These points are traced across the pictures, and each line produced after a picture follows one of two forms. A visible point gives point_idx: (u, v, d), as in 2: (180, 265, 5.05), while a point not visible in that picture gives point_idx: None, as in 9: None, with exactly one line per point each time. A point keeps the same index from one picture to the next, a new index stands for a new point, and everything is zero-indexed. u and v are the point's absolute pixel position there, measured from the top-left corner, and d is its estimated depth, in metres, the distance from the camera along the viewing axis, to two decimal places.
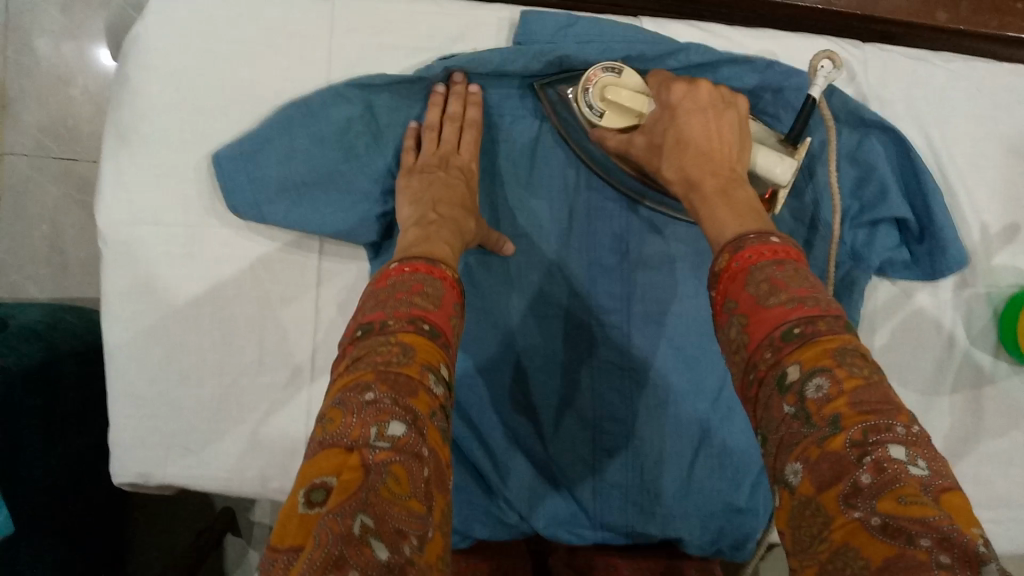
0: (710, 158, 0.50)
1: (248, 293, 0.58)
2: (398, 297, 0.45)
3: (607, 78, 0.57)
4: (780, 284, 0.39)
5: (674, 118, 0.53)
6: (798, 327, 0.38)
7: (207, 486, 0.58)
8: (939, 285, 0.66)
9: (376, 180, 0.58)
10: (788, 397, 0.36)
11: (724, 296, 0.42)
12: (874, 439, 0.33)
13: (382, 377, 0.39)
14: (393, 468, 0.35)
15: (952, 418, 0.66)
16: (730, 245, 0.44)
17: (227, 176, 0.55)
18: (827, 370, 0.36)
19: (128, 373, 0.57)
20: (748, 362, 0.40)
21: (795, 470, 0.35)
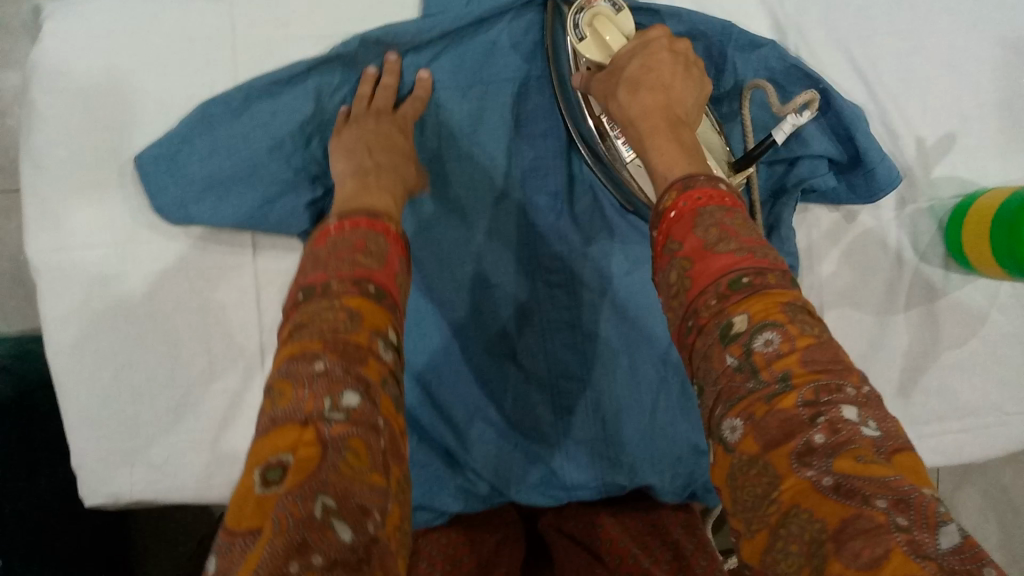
0: (667, 90, 0.51)
1: (189, 303, 0.64)
2: (342, 254, 0.44)
3: (603, 7, 0.56)
4: (729, 233, 0.40)
5: (646, 51, 0.53)
6: (747, 278, 0.37)
7: (176, 496, 0.65)
8: (880, 205, 0.66)
9: (302, 170, 0.62)
10: (733, 349, 0.36)
11: (666, 239, 0.42)
12: (826, 398, 0.33)
13: (328, 345, 0.38)
14: (351, 441, 0.35)
15: (908, 334, 0.66)
16: (680, 184, 0.43)
17: (151, 180, 0.61)
18: (778, 325, 0.35)
19: (79, 397, 0.63)
20: (689, 312, 0.39)
21: (733, 424, 0.34)
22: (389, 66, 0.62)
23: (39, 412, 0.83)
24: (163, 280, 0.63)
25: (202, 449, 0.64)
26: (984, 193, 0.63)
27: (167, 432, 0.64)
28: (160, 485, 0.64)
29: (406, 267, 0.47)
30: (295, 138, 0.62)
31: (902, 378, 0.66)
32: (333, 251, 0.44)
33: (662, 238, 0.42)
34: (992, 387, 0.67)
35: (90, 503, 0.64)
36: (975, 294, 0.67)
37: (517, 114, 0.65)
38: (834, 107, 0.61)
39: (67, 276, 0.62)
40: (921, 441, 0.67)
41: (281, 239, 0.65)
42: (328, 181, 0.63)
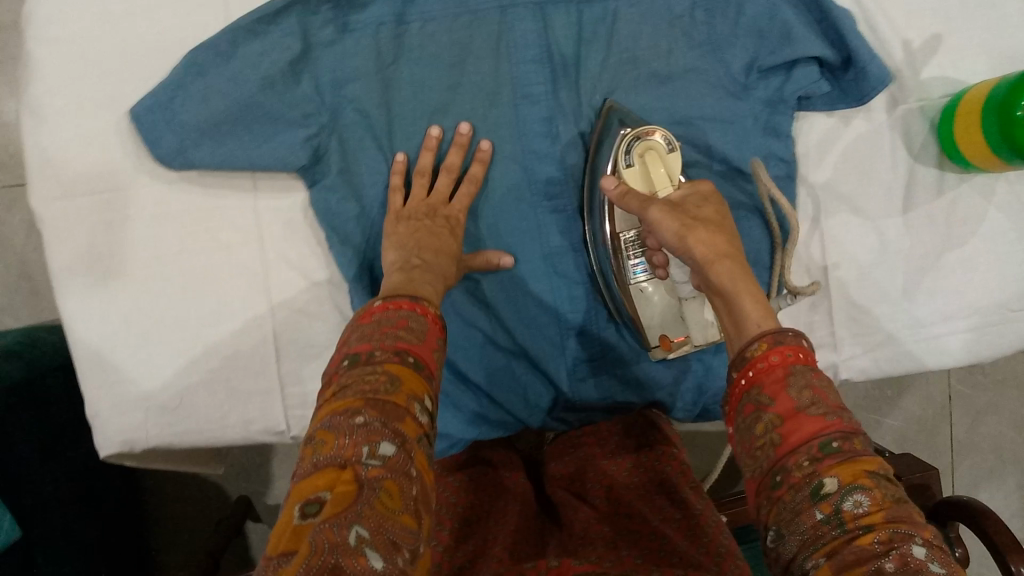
0: (724, 242, 0.48)
1: (193, 247, 0.64)
2: (386, 331, 0.47)
3: (656, 143, 0.58)
4: (821, 396, 0.41)
5: (692, 204, 0.51)
6: (837, 441, 0.39)
7: (193, 439, 0.65)
8: (871, 109, 0.66)
9: (297, 107, 0.63)
10: (821, 504, 0.37)
11: (750, 386, 0.43)
12: (900, 539, 0.35)
13: (369, 401, 0.42)
14: (385, 483, 0.39)
15: (909, 237, 0.67)
16: (771, 335, 0.43)
17: (149, 127, 0.61)
18: (865, 488, 0.37)
19: (92, 344, 0.63)
20: (772, 465, 0.40)
21: (815, 562, 0.36)
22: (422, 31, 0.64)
23: (48, 394, 0.89)
24: (167, 226, 0.64)
25: (215, 390, 0.65)
26: (967, 90, 0.64)
27: (179, 376, 0.64)
28: (176, 428, 0.65)
29: (443, 348, 0.50)
30: (286, 76, 0.62)
31: (906, 280, 0.67)
32: (378, 326, 0.47)
33: (747, 382, 0.43)
34: (994, 284, 0.67)
35: (105, 452, 0.65)
36: (972, 193, 0.67)
37: (507, 39, 0.64)
38: (825, 14, 0.62)
39: (72, 223, 0.63)
40: (925, 344, 0.68)
41: (282, 178, 0.65)
42: (321, 118, 0.63)
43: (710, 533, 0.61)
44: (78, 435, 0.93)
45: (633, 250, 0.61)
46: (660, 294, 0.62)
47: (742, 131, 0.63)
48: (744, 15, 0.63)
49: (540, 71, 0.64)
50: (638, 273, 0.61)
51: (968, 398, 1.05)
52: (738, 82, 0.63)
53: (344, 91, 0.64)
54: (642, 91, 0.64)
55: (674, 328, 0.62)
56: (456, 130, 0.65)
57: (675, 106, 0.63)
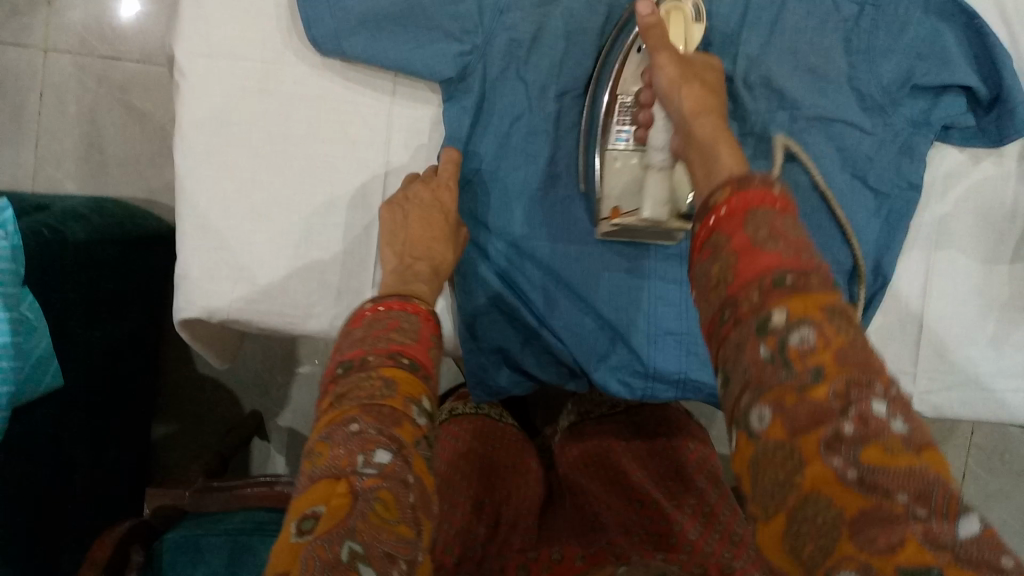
0: (713, 95, 0.54)
1: (321, 134, 0.65)
2: (378, 333, 0.47)
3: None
4: (780, 232, 0.38)
5: (694, 64, 0.56)
6: (791, 276, 0.36)
7: (270, 321, 0.66)
8: (1004, 153, 0.67)
9: (457, 18, 0.61)
10: (767, 340, 0.35)
11: (712, 232, 0.41)
12: (857, 392, 0.33)
13: (364, 408, 0.43)
14: (380, 493, 0.40)
15: (1009, 286, 0.68)
16: (733, 181, 0.42)
17: (310, 6, 0.60)
18: (815, 323, 0.35)
19: (199, 206, 0.64)
20: (724, 302, 0.38)
21: (763, 414, 0.34)
22: None
23: (104, 264, 0.86)
24: (299, 107, 0.64)
25: (308, 278, 0.66)
26: None
27: (276, 256, 0.65)
28: (259, 307, 0.65)
29: (441, 344, 0.51)
30: None
31: (996, 328, 0.68)
32: (370, 327, 0.48)
33: (709, 228, 0.41)
34: None
35: (184, 315, 0.64)
36: None
37: None
38: (988, 48, 0.63)
39: (211, 82, 0.63)
40: (1003, 395, 0.68)
41: (422, 87, 0.66)
42: (476, 38, 0.62)
43: (723, 522, 0.71)
44: (121, 308, 0.92)
45: (625, 114, 0.60)
46: (630, 164, 0.60)
47: (878, 144, 0.65)
48: (907, 32, 0.64)
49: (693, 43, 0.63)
50: (617, 141, 0.60)
51: (982, 480, 1.13)
52: (887, 95, 0.64)
53: (503, 18, 0.62)
54: (794, 82, 0.64)
55: (629, 202, 0.60)
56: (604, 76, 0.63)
57: (823, 104, 0.64)
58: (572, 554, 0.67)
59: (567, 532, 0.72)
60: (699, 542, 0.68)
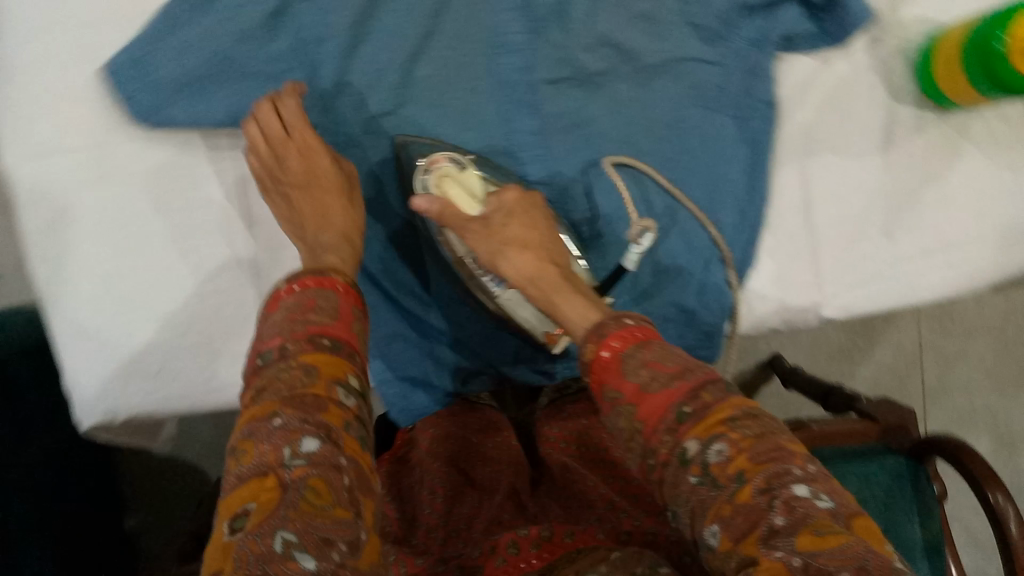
0: (525, 243, 0.56)
1: (174, 206, 0.62)
2: (293, 314, 0.44)
3: (449, 167, 0.61)
4: (657, 367, 0.44)
5: (490, 228, 0.57)
6: (689, 406, 0.42)
7: (175, 403, 0.65)
8: (853, 48, 0.67)
9: (277, 58, 0.60)
10: (691, 469, 0.40)
11: (601, 386, 0.46)
12: (778, 483, 0.38)
13: (287, 401, 0.40)
14: (311, 481, 0.37)
15: (887, 174, 0.68)
16: (593, 334, 0.47)
17: (126, 83, 0.58)
18: (722, 436, 0.40)
19: (71, 311, 0.62)
20: (645, 448, 0.43)
21: (712, 532, 0.39)
22: None
23: None
24: (144, 185, 0.62)
25: (199, 351, 0.64)
26: (947, 35, 0.64)
27: (161, 340, 0.63)
28: (159, 394, 0.64)
29: (364, 318, 0.48)
30: (264, 27, 0.59)
31: (884, 219, 0.68)
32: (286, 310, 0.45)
33: (595, 381, 0.46)
34: (970, 218, 0.68)
35: (88, 421, 0.63)
36: (950, 133, 0.67)
37: None
38: None
39: (47, 184, 0.60)
40: (906, 284, 0.68)
41: None
42: (301, 72, 0.61)
43: None
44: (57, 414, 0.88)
45: (481, 271, 0.61)
46: (512, 298, 0.63)
47: (726, 73, 0.66)
48: None
49: (517, 22, 0.63)
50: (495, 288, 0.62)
51: (938, 346, 1.13)
52: (724, 22, 0.65)
53: (323, 48, 0.61)
54: (632, 33, 0.65)
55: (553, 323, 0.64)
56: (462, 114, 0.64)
57: (665, 49, 0.65)
58: (560, 529, 0.61)
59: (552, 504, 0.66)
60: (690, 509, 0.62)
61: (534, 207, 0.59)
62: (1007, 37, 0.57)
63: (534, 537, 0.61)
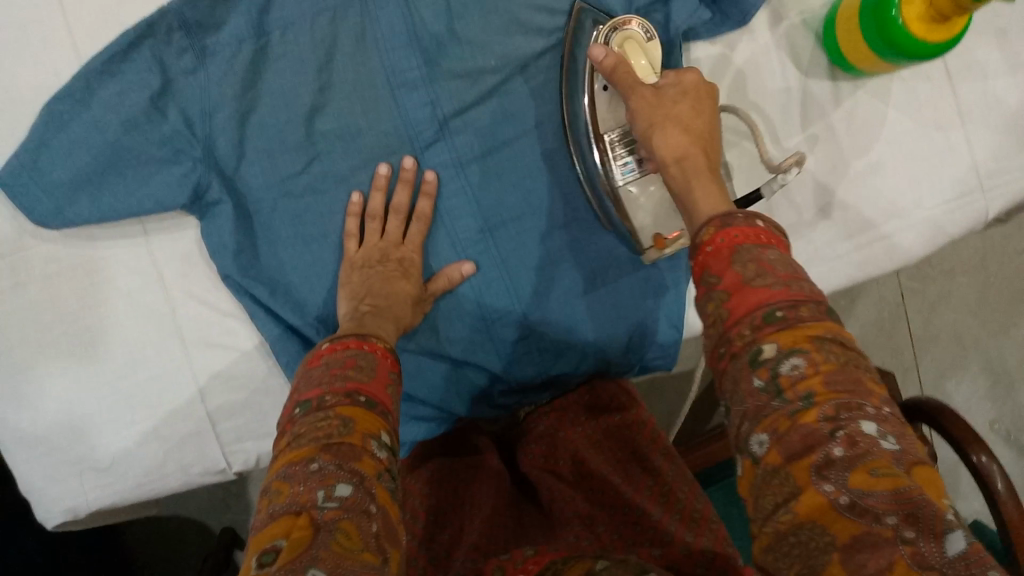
0: (698, 118, 0.50)
1: (96, 300, 0.62)
2: (332, 374, 0.43)
3: (637, 32, 0.58)
4: (768, 267, 0.38)
5: (664, 97, 0.51)
6: (781, 310, 0.36)
7: (133, 495, 0.64)
8: (756, 31, 0.66)
9: (167, 143, 0.59)
10: (759, 371, 0.36)
11: (703, 269, 0.40)
12: (846, 415, 0.33)
13: (322, 447, 0.38)
14: (342, 524, 0.35)
15: (814, 154, 0.66)
16: (718, 219, 0.41)
17: (22, 194, 0.58)
18: (805, 352, 0.35)
19: (10, 419, 0.62)
20: (721, 337, 0.38)
21: (760, 440, 0.35)
22: (277, 45, 0.60)
23: None
24: (63, 283, 0.62)
25: (147, 441, 0.63)
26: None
27: (107, 433, 0.63)
28: (113, 488, 0.63)
29: (400, 387, 0.46)
30: (148, 114, 0.58)
31: (817, 197, 0.66)
32: (323, 371, 0.44)
33: (699, 263, 0.41)
34: (906, 184, 0.66)
35: (52, 522, 0.63)
36: (870, 98, 0.66)
37: (371, 32, 0.61)
38: None
39: None
40: (850, 257, 0.67)
41: (171, 217, 0.62)
42: (194, 152, 0.59)
43: (684, 498, 0.57)
44: None
45: (620, 149, 0.58)
46: (649, 193, 0.59)
47: None
48: None
49: (411, 59, 0.62)
50: (626, 173, 0.58)
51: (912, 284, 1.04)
52: None
53: (215, 121, 0.59)
54: (529, 53, 0.63)
55: (668, 228, 0.59)
56: (393, 170, 0.63)
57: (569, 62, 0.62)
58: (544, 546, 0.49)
59: (537, 530, 0.59)
60: (681, 532, 0.53)
61: (711, 98, 0.52)
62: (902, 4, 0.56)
63: (519, 557, 0.48)
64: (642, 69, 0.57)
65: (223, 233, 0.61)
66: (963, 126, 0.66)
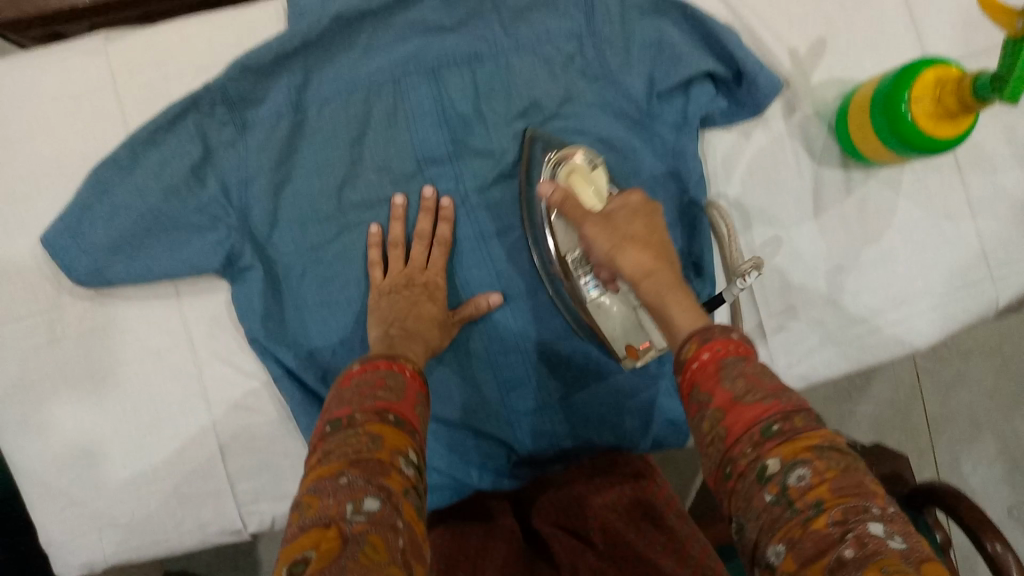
0: (647, 244, 0.51)
1: (126, 357, 0.64)
2: (363, 391, 0.45)
3: (580, 163, 0.61)
4: (755, 382, 0.40)
5: (612, 222, 0.53)
6: (777, 423, 0.37)
7: (149, 551, 0.65)
8: (770, 119, 0.69)
9: (204, 209, 0.62)
10: (768, 486, 0.36)
11: (692, 388, 0.43)
12: (855, 517, 0.33)
13: (353, 463, 0.39)
14: (370, 537, 0.36)
15: (826, 239, 0.68)
16: (698, 335, 0.44)
17: (62, 253, 0.61)
18: (806, 461, 0.35)
19: (35, 471, 0.64)
20: (724, 457, 0.39)
21: (776, 550, 0.34)
22: (313, 120, 0.64)
23: None
24: (95, 340, 0.64)
25: (165, 498, 0.64)
26: (857, 91, 0.65)
27: (128, 488, 0.64)
28: (130, 543, 0.65)
29: (426, 409, 0.48)
30: (188, 182, 0.61)
31: (828, 282, 0.68)
32: (353, 386, 0.45)
33: (687, 381, 0.43)
34: (917, 271, 0.68)
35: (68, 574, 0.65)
36: (880, 187, 0.68)
37: (402, 110, 0.64)
38: (709, 32, 0.64)
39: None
40: (860, 341, 0.68)
41: (202, 281, 0.65)
42: (230, 219, 0.62)
43: (696, 554, 0.56)
44: None
45: (583, 270, 0.60)
46: (617, 307, 0.61)
47: (652, 161, 0.66)
48: (631, 55, 0.65)
49: (440, 138, 0.65)
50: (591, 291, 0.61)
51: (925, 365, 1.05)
52: (643, 111, 0.66)
53: (250, 190, 0.62)
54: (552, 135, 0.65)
55: (637, 338, 0.61)
56: (410, 198, 0.65)
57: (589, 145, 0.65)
58: None
59: None
60: None
61: (657, 214, 0.54)
62: (911, 99, 0.59)
63: None
64: (592, 202, 0.59)
65: (252, 297, 0.63)
66: (974, 218, 0.68)
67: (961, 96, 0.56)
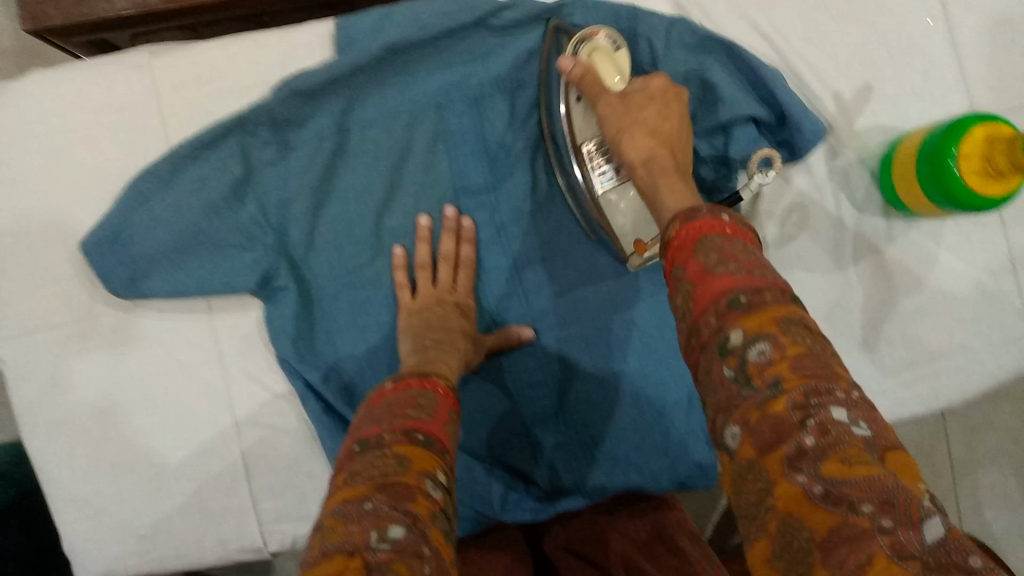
0: (661, 127, 0.52)
1: (155, 369, 0.65)
2: (394, 412, 0.45)
3: (602, 44, 0.60)
4: (731, 255, 0.36)
5: (629, 104, 0.53)
6: (745, 295, 0.34)
7: (169, 563, 0.66)
8: (811, 164, 0.68)
9: (242, 228, 0.62)
10: (727, 360, 0.33)
11: (672, 265, 0.39)
12: (817, 402, 0.31)
13: (378, 487, 0.39)
14: (395, 565, 0.35)
15: (863, 287, 0.67)
16: (682, 215, 0.40)
17: (101, 265, 0.61)
18: (770, 337, 0.33)
19: (61, 478, 0.64)
20: (691, 329, 0.37)
21: (732, 432, 0.32)
22: (353, 142, 0.65)
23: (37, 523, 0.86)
24: (125, 351, 0.64)
25: (188, 512, 0.65)
26: (902, 145, 0.65)
27: (149, 500, 0.65)
28: (151, 554, 0.65)
29: (457, 429, 0.47)
30: (227, 201, 0.62)
31: (863, 330, 0.67)
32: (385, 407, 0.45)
33: (668, 258, 0.40)
34: (955, 324, 0.67)
35: None
36: (921, 237, 0.67)
37: (443, 138, 0.65)
38: (756, 76, 0.64)
39: (32, 361, 0.64)
40: (893, 391, 0.67)
41: (234, 298, 0.65)
42: (267, 239, 0.62)
43: None
44: None
45: (596, 158, 0.59)
46: (629, 199, 0.60)
47: None
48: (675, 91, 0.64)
49: (479, 168, 0.65)
50: (604, 183, 0.59)
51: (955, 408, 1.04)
52: None
53: (289, 210, 0.63)
54: None
55: (645, 233, 0.61)
56: (435, 220, 0.65)
57: None
58: None
59: None
60: None
61: (677, 99, 0.54)
62: (960, 154, 0.58)
63: None
64: (610, 82, 0.59)
65: (281, 318, 0.62)
66: (1015, 273, 0.67)
67: (1015, 156, 0.55)
